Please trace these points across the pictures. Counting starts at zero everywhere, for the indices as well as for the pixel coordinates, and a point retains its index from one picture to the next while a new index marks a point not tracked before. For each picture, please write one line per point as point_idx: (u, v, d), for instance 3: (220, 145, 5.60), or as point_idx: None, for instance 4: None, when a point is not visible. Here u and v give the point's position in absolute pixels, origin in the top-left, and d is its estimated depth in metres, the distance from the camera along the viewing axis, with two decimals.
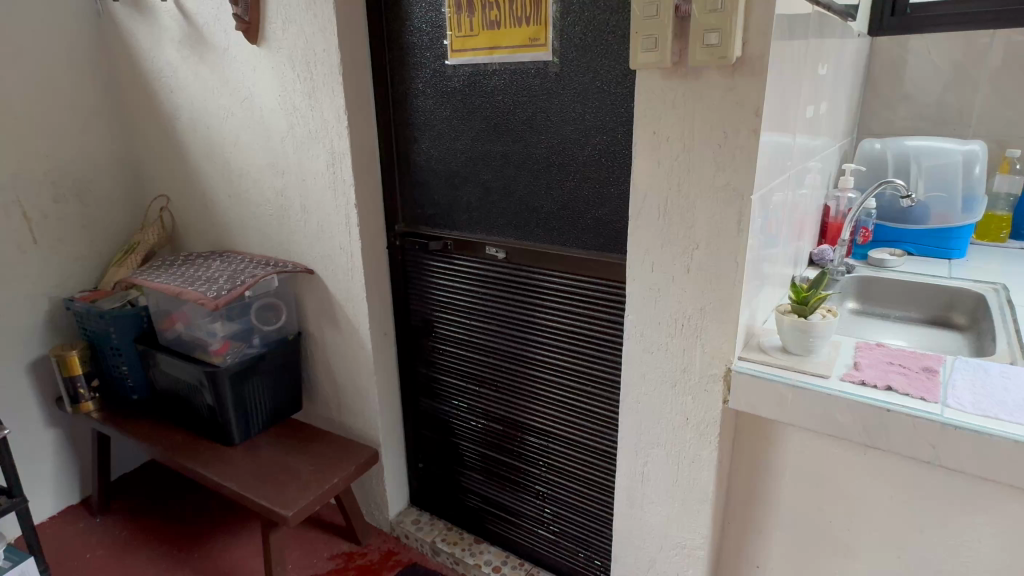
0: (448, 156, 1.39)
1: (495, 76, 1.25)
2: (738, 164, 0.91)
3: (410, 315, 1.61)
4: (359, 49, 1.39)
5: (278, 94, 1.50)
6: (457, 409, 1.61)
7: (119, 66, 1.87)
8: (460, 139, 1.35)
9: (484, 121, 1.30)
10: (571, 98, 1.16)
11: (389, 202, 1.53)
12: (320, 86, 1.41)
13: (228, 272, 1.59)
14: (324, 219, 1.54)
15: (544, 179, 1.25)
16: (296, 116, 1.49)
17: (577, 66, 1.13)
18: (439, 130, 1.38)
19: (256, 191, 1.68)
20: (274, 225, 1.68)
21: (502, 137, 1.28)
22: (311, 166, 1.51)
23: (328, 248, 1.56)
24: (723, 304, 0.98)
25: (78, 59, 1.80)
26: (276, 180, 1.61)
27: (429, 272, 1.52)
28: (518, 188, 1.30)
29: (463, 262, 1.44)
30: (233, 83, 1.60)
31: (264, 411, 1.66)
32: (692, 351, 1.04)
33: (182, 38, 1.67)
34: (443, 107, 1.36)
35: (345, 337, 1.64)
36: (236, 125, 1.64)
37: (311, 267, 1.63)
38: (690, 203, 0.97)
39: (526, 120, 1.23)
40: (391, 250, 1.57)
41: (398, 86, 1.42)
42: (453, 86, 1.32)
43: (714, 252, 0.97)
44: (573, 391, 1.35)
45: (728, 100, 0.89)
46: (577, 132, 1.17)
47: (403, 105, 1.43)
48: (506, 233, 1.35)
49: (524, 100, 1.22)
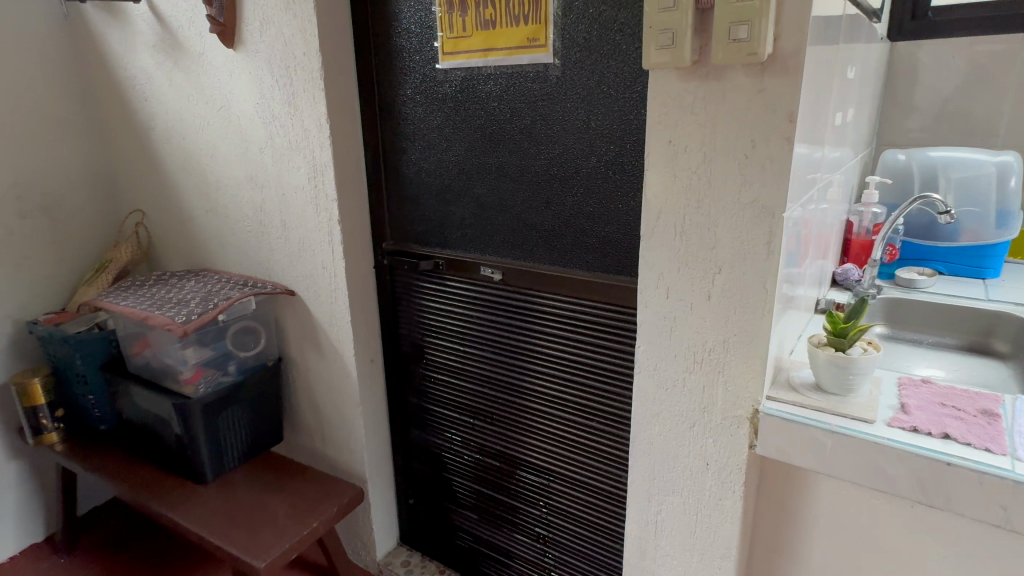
0: (439, 168, 1.27)
1: (488, 82, 1.14)
2: (767, 177, 0.79)
3: (399, 340, 1.49)
4: (342, 52, 1.28)
5: (256, 102, 1.39)
6: (451, 442, 1.48)
7: (92, 73, 1.76)
8: (452, 150, 1.24)
9: (478, 131, 1.18)
10: (574, 104, 1.04)
11: (376, 218, 1.41)
12: (300, 92, 1.30)
13: (202, 294, 1.47)
14: (306, 237, 1.43)
15: (544, 194, 1.13)
16: (275, 125, 1.38)
17: (580, 69, 1.02)
18: (429, 140, 1.27)
19: (234, 207, 1.56)
20: (253, 243, 1.56)
21: (498, 147, 1.17)
22: (291, 179, 1.40)
23: (310, 267, 1.44)
24: (749, 336, 0.86)
25: (48, 65, 1.69)
26: (256, 194, 1.49)
27: (419, 293, 1.40)
28: (516, 204, 1.18)
29: (457, 284, 1.32)
30: (209, 90, 1.49)
31: (240, 444, 1.53)
32: (714, 388, 0.92)
33: (157, 42, 1.56)
34: (434, 116, 1.24)
35: (328, 364, 1.51)
36: (214, 135, 1.53)
37: (293, 288, 1.50)
38: (711, 221, 0.85)
39: (523, 130, 1.12)
40: (379, 270, 1.45)
41: (386, 93, 1.31)
42: (444, 92, 1.21)
43: (739, 277, 0.85)
44: (578, 426, 1.22)
45: (756, 104, 0.77)
46: (581, 139, 1.05)
47: (390, 114, 1.31)
48: (504, 252, 1.23)
49: (522, 108, 1.11)
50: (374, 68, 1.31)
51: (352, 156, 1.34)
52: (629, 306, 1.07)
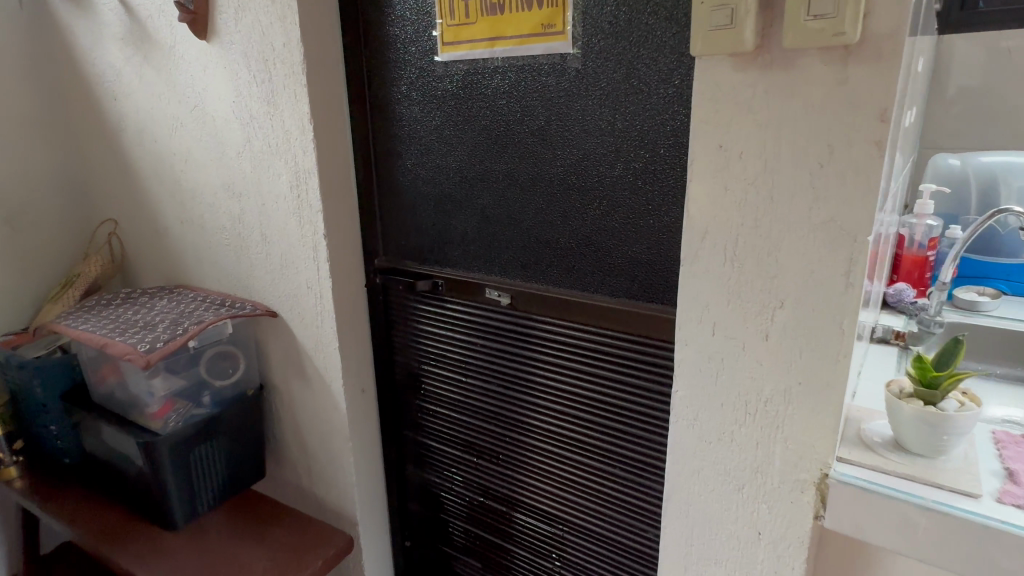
0: (438, 175, 1.11)
1: (495, 77, 0.98)
2: (848, 191, 0.63)
3: (393, 367, 1.33)
4: (328, 43, 1.12)
5: (232, 100, 1.23)
6: (451, 482, 1.32)
7: (60, 70, 1.60)
8: (453, 155, 1.08)
9: (483, 133, 1.02)
10: (598, 102, 0.88)
11: (368, 231, 1.25)
12: (280, 89, 1.14)
13: (173, 316, 1.30)
14: (288, 253, 1.27)
15: (560, 207, 0.97)
16: (253, 126, 1.22)
17: (605, 60, 0.86)
18: (427, 144, 1.11)
19: (211, 217, 1.41)
20: (232, 258, 1.40)
21: (506, 151, 1.01)
22: (272, 187, 1.24)
23: (293, 286, 1.28)
24: (819, 386, 0.70)
25: (9, 60, 1.54)
26: (234, 203, 1.33)
27: (416, 316, 1.24)
28: (527, 217, 1.02)
29: (459, 308, 1.16)
30: (181, 87, 1.33)
31: (216, 483, 1.36)
32: (770, 446, 0.75)
33: (125, 35, 1.40)
34: (432, 116, 1.08)
35: (315, 393, 1.35)
36: (187, 137, 1.37)
37: (275, 308, 1.34)
38: (773, 244, 0.69)
39: (536, 133, 0.96)
40: (370, 289, 1.29)
41: (377, 90, 1.15)
42: (444, 88, 1.05)
43: (807, 313, 0.68)
44: (598, 472, 1.06)
45: (836, 99, 0.61)
46: (606, 144, 0.89)
47: (383, 113, 1.16)
48: (512, 273, 1.06)
49: (535, 106, 0.95)
50: (364, 62, 1.15)
51: (340, 161, 1.18)
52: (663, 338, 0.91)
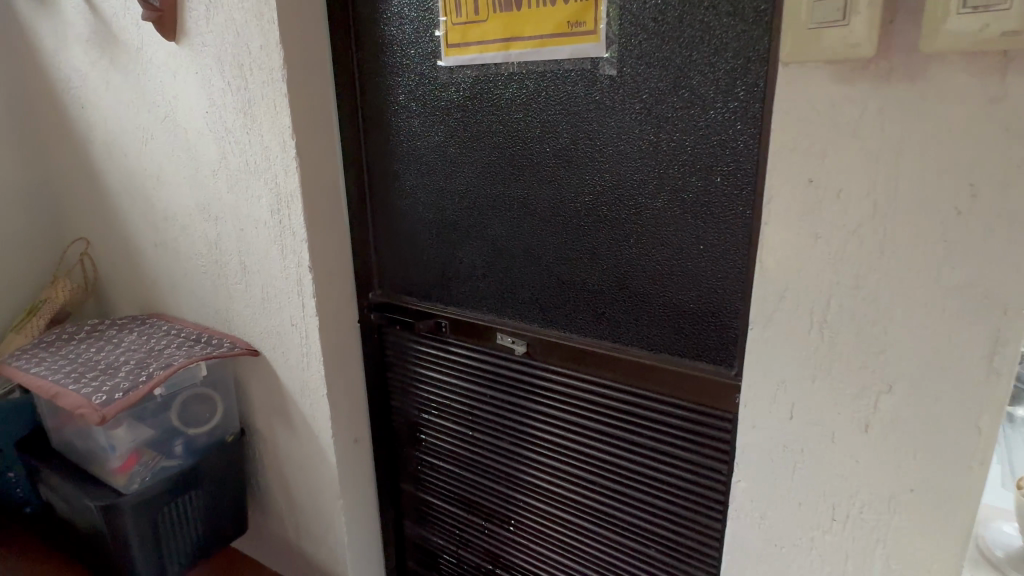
0: (441, 200, 0.95)
1: (510, 85, 0.82)
2: (996, 248, 0.46)
3: (390, 413, 1.17)
4: (313, 45, 0.96)
5: (205, 111, 1.07)
6: (454, 546, 1.15)
7: (24, 74, 1.45)
8: (458, 176, 0.91)
9: (495, 152, 0.86)
10: (640, 118, 0.72)
11: (361, 261, 1.09)
12: (257, 98, 0.98)
13: (140, 356, 1.14)
14: (270, 285, 1.10)
15: (590, 241, 0.81)
16: (229, 140, 1.06)
17: (650, 67, 0.70)
18: (429, 163, 0.94)
19: (186, 241, 1.25)
20: (209, 287, 1.24)
21: (522, 174, 0.84)
22: (250, 210, 1.08)
23: (276, 322, 1.12)
24: (937, 496, 0.53)
25: None
26: (209, 227, 1.17)
27: (414, 359, 1.08)
28: (548, 252, 0.85)
29: (465, 353, 0.99)
30: (150, 94, 1.17)
31: (190, 543, 1.20)
32: (864, 561, 0.59)
33: (90, 35, 1.24)
34: (434, 131, 0.92)
35: (301, 442, 1.19)
36: (159, 151, 1.21)
37: (256, 346, 1.18)
38: (880, 311, 0.52)
39: (561, 153, 0.80)
40: (363, 326, 1.13)
41: (371, 100, 0.99)
42: (448, 98, 0.89)
43: (926, 402, 0.52)
44: (629, 555, 0.89)
45: (984, 123, 0.45)
46: (649, 170, 0.73)
47: (378, 127, 0.99)
48: (529, 316, 0.90)
49: (560, 121, 0.79)
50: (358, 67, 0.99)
51: (328, 181, 1.02)
52: (724, 410, 0.74)
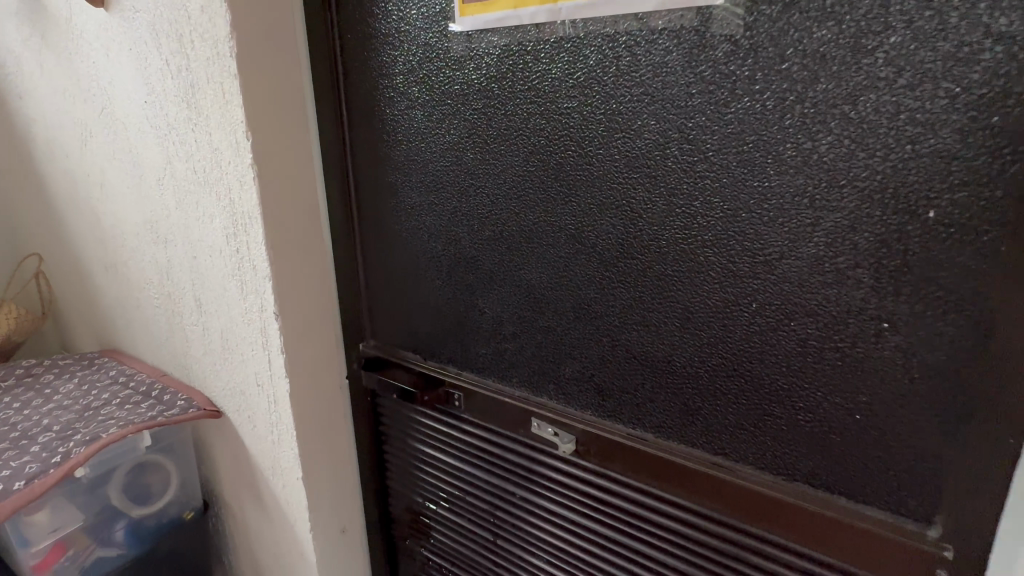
0: (452, 226, 0.67)
1: (559, 57, 0.53)
2: None
3: (385, 495, 0.90)
4: (277, 6, 0.68)
5: (144, 101, 0.81)
6: None
7: None
8: (479, 193, 0.63)
9: (534, 158, 0.58)
10: (784, 107, 0.43)
11: (348, 301, 0.81)
12: (202, 83, 0.71)
13: (68, 419, 0.89)
14: (229, 332, 0.84)
15: (681, 300, 0.52)
16: (172, 139, 0.79)
17: (810, 17, 0.40)
18: (436, 174, 0.66)
19: (136, 266, 0.99)
20: (164, 325, 0.98)
21: (574, 194, 0.56)
22: (201, 233, 0.81)
23: (238, 379, 0.86)
24: None
25: None
26: (159, 250, 0.91)
27: (416, 433, 0.80)
28: (612, 310, 0.57)
29: (487, 438, 0.71)
30: (86, 79, 0.91)
31: None
32: None
33: (19, 6, 0.99)
34: (444, 129, 0.64)
35: (274, 528, 0.92)
36: (100, 154, 0.95)
37: (218, 407, 0.92)
38: None
39: (639, 164, 0.51)
40: (353, 385, 0.85)
41: (356, 84, 0.71)
42: (463, 79, 0.60)
43: None
44: None
45: None
46: (794, 193, 0.44)
47: (365, 123, 0.71)
48: (578, 398, 0.62)
49: (642, 113, 0.50)
50: (337, 37, 0.71)
51: (299, 196, 0.75)
52: None
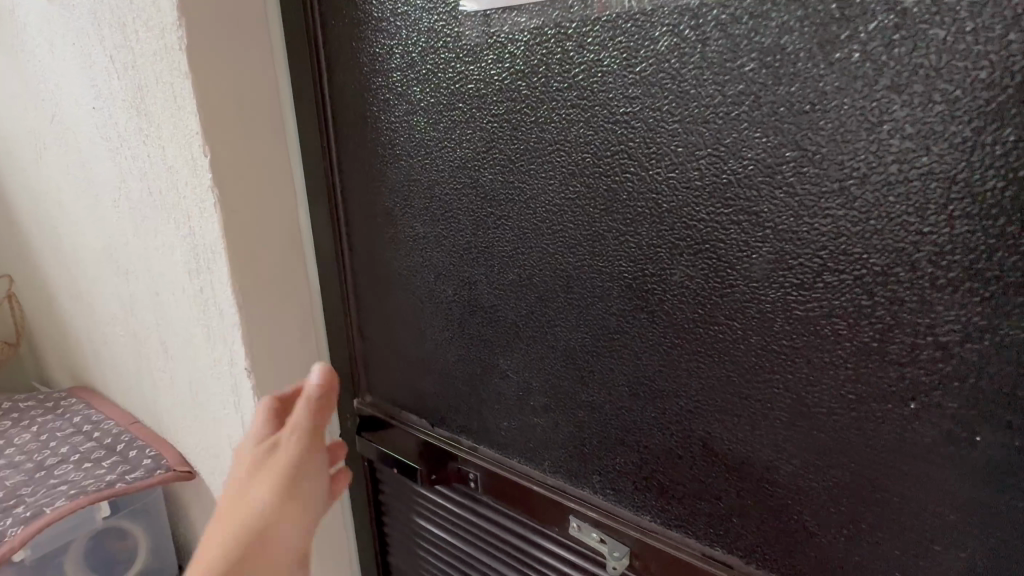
0: (465, 267, 0.52)
1: (617, 43, 0.38)
2: None
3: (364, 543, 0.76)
4: None
5: (93, 107, 0.67)
6: None
7: None
8: (501, 225, 0.48)
9: (577, 182, 0.42)
10: (986, 111, 0.27)
11: (341, 349, 0.67)
12: (151, 84, 0.56)
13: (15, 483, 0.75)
14: (199, 383, 0.70)
15: (794, 387, 0.36)
16: (125, 154, 0.65)
17: None
18: (445, 198, 0.51)
19: (100, 298, 0.85)
20: (131, 366, 0.84)
21: (631, 231, 0.41)
22: (163, 266, 0.67)
23: (211, 438, 0.72)
24: None
25: None
26: (121, 282, 0.77)
27: (422, 512, 0.65)
28: (689, 390, 0.41)
29: (512, 533, 0.56)
30: (33, 80, 0.77)
31: None
32: None
33: None
34: (454, 142, 0.49)
35: None
36: (56, 167, 0.81)
37: (190, 466, 0.78)
38: None
39: (736, 195, 0.35)
40: (348, 447, 0.71)
41: (340, 81, 0.55)
42: (479, 76, 0.45)
43: None
44: None
45: None
46: (999, 247, 0.28)
47: (353, 134, 0.56)
48: (634, 498, 0.46)
49: (745, 122, 0.34)
50: (316, 23, 0.55)
51: (276, 225, 0.61)
52: None
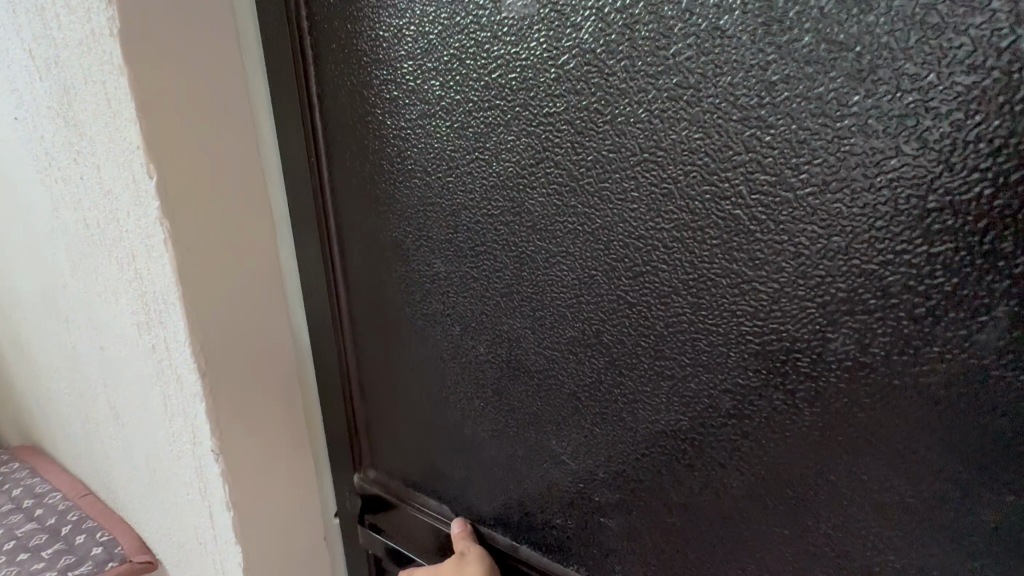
0: (504, 317, 0.39)
1: (750, 2, 0.25)
2: None
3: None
4: None
5: (15, 119, 0.53)
6: None
7: None
8: (556, 265, 0.35)
9: (673, 206, 0.30)
10: None
11: (335, 415, 0.53)
12: (78, 86, 0.43)
13: None
14: (155, 461, 0.56)
15: None
16: (54, 176, 0.51)
17: None
18: (474, 228, 0.38)
19: (41, 349, 0.71)
20: (81, 430, 0.70)
21: (763, 276, 0.28)
22: (106, 318, 0.53)
23: (173, 527, 0.58)
24: None
25: None
26: (63, 331, 0.63)
27: None
28: (854, 505, 0.28)
29: None
30: None
31: None
32: None
33: None
34: (488, 152, 0.36)
35: None
36: None
37: (150, 555, 0.64)
38: None
39: (950, 226, 0.23)
40: (347, 533, 0.57)
41: (329, 75, 0.42)
42: (527, 58, 0.33)
43: None
44: None
45: None
46: None
47: (347, 145, 0.43)
48: None
49: (978, 113, 0.22)
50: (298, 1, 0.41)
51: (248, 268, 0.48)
52: None
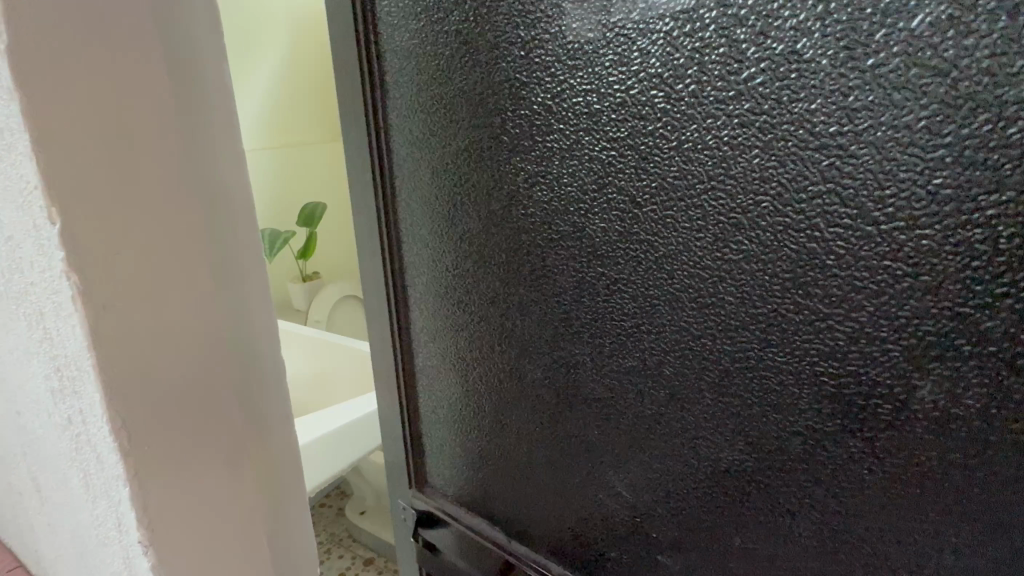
0: (563, 342, 0.38)
1: (831, 24, 0.24)
2: None
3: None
4: None
5: None
6: None
7: None
8: (618, 292, 0.34)
9: (743, 237, 0.28)
10: None
11: (394, 429, 0.53)
12: None
13: None
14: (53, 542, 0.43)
15: None
16: None
17: None
18: (535, 251, 0.38)
19: None
20: None
21: (841, 310, 0.26)
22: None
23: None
24: None
25: None
26: None
27: None
28: (941, 557, 0.26)
29: None
30: None
31: None
32: None
33: None
34: (550, 175, 0.35)
35: None
36: None
37: None
38: None
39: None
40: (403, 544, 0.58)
41: (393, 97, 0.43)
42: (590, 82, 0.32)
43: None
44: None
45: None
46: None
47: (412, 164, 0.43)
48: None
49: None
50: (369, 27, 0.42)
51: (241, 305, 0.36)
52: None
